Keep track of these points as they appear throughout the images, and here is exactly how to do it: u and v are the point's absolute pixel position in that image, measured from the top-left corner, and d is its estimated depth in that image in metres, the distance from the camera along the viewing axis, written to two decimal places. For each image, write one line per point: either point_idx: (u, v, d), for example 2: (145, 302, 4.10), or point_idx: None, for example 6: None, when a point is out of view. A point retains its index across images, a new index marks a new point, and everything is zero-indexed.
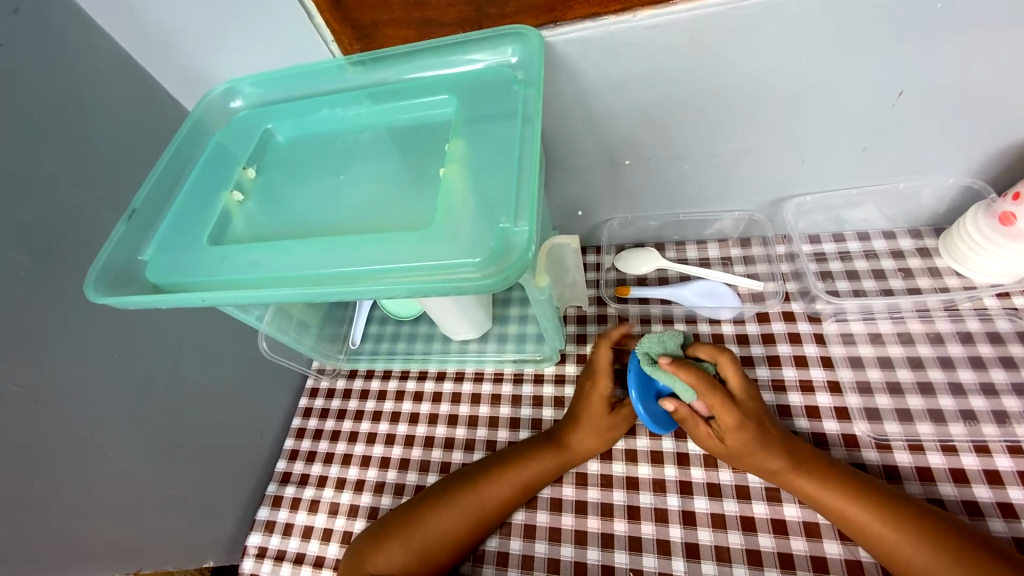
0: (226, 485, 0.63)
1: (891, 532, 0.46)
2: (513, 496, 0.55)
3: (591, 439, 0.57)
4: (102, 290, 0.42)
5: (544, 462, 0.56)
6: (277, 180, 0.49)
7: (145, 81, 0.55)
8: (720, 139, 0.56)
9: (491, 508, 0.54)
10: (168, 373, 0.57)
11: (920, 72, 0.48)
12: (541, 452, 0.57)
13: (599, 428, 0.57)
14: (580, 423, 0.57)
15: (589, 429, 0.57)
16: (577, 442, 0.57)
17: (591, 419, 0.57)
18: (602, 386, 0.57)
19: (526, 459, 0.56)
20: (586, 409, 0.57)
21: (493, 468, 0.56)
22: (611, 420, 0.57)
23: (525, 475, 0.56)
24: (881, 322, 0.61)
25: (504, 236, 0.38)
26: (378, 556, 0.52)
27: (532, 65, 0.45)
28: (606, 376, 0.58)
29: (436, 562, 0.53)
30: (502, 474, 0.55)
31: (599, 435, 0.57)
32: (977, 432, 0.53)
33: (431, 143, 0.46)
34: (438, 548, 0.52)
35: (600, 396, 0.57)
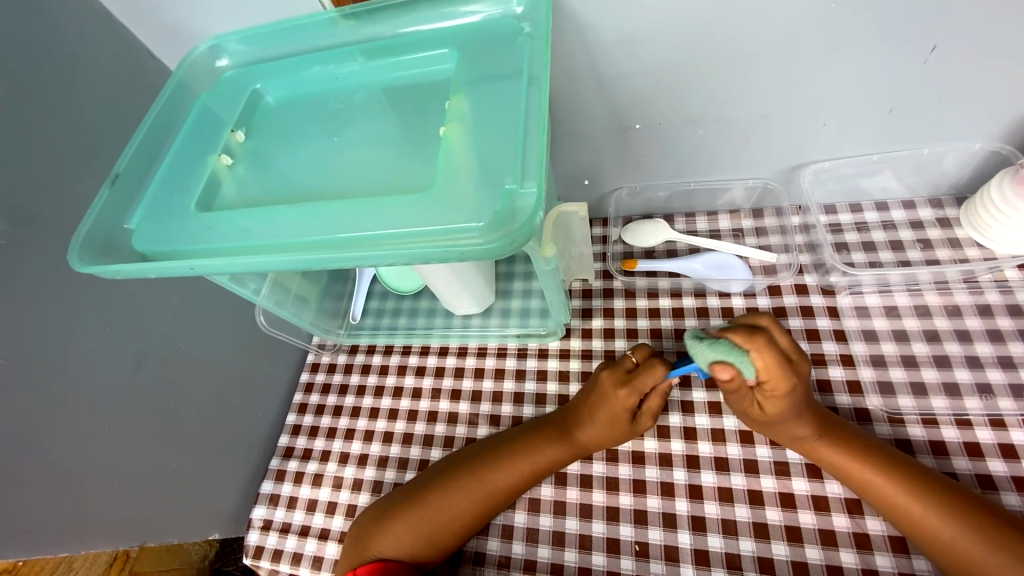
0: (229, 459, 0.63)
1: (908, 500, 0.46)
2: (515, 488, 0.54)
3: (604, 438, 0.55)
4: (86, 260, 0.40)
5: (551, 457, 0.55)
6: (268, 144, 0.46)
7: (124, 38, 0.52)
8: (737, 101, 0.53)
9: (492, 499, 0.53)
10: (163, 347, 0.56)
11: (957, 22, 0.44)
12: (550, 446, 0.55)
13: (614, 430, 0.55)
14: (596, 422, 0.54)
15: (603, 429, 0.54)
16: (587, 439, 0.55)
17: (608, 422, 0.54)
18: (628, 400, 0.53)
19: (535, 454, 0.55)
20: (604, 411, 0.54)
21: (498, 458, 0.55)
22: (629, 428, 0.55)
23: (527, 468, 0.54)
24: (897, 295, 0.59)
25: (509, 199, 0.35)
26: (388, 538, 0.52)
27: (539, 16, 0.42)
28: (637, 390, 0.53)
29: (445, 544, 0.52)
30: (509, 466, 0.54)
31: (610, 437, 0.55)
32: (992, 406, 0.52)
33: (430, 101, 0.43)
34: (449, 534, 0.52)
35: (623, 406, 0.53)
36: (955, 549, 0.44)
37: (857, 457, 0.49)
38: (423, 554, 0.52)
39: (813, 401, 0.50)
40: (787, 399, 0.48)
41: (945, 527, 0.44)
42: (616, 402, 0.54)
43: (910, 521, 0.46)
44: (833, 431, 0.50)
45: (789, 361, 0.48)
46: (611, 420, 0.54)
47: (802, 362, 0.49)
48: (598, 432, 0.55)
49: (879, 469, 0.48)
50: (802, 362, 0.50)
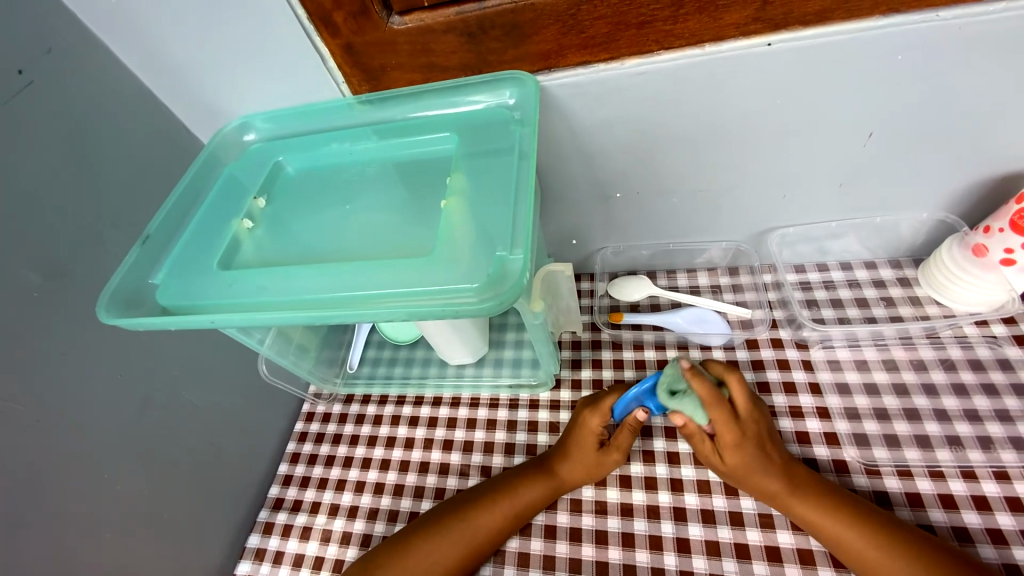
0: (218, 511, 0.63)
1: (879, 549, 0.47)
2: (500, 530, 0.55)
3: (581, 472, 0.57)
4: (113, 312, 0.44)
5: (533, 495, 0.56)
6: (286, 209, 0.51)
7: (162, 114, 0.58)
8: (705, 175, 0.59)
9: (478, 542, 0.54)
10: (167, 396, 0.58)
11: (887, 115, 0.51)
12: (532, 484, 0.57)
13: (587, 461, 0.57)
14: (573, 455, 0.57)
15: (581, 461, 0.57)
16: (567, 474, 0.57)
17: (579, 449, 0.57)
18: (594, 423, 0.57)
19: (518, 493, 0.56)
20: (579, 441, 0.57)
21: (485, 494, 0.57)
22: (601, 458, 0.57)
23: (514, 506, 0.56)
24: (866, 349, 0.63)
25: (500, 263, 0.40)
26: None
27: (528, 106, 0.48)
28: (603, 415, 0.57)
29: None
30: (495, 506, 0.55)
31: (588, 470, 0.57)
32: (963, 458, 0.54)
33: (433, 177, 0.49)
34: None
35: (592, 433, 0.57)
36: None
37: (830, 508, 0.50)
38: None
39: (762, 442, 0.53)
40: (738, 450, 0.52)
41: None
42: (585, 427, 0.57)
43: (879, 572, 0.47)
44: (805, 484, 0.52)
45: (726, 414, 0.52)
46: (585, 447, 0.57)
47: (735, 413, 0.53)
48: (575, 465, 0.57)
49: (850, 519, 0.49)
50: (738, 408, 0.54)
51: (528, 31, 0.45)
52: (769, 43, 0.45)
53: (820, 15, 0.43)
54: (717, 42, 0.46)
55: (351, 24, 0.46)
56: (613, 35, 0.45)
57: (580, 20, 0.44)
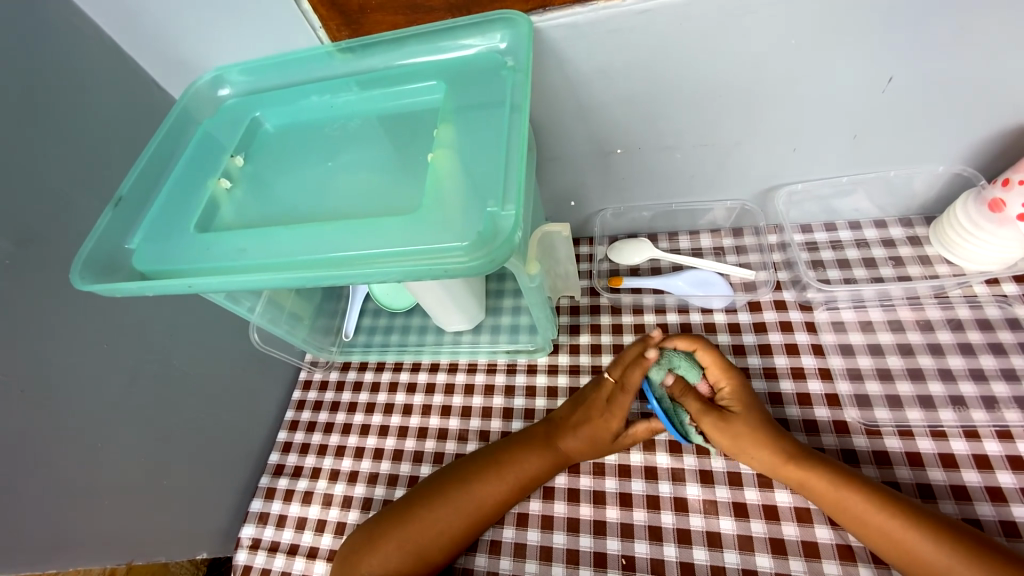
0: (219, 476, 0.63)
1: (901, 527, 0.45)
2: (502, 502, 0.55)
3: (588, 453, 0.57)
4: (88, 278, 0.42)
5: (536, 468, 0.56)
6: (267, 168, 0.48)
7: (131, 68, 0.55)
8: (709, 128, 0.56)
9: (481, 512, 0.54)
10: (158, 365, 0.57)
11: (908, 57, 0.47)
12: (536, 461, 0.56)
13: (600, 446, 0.56)
14: (581, 438, 0.56)
15: (587, 444, 0.56)
16: (573, 453, 0.57)
17: (593, 437, 0.56)
18: (614, 423, 0.55)
19: (522, 469, 0.56)
20: (590, 428, 0.56)
21: (487, 465, 0.56)
22: (613, 445, 0.57)
23: (518, 480, 0.55)
24: (872, 310, 0.62)
25: (492, 220, 0.37)
26: (375, 557, 0.52)
27: (521, 50, 0.45)
28: (623, 416, 0.56)
29: (433, 562, 0.53)
30: (498, 477, 0.55)
31: (596, 453, 0.57)
32: (966, 418, 0.53)
33: (420, 129, 0.46)
34: (438, 549, 0.53)
35: (609, 429, 0.56)
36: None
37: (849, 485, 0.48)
38: (412, 571, 0.52)
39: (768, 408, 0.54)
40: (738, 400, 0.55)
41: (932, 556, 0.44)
42: (603, 423, 0.56)
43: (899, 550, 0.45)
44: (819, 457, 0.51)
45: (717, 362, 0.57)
46: (596, 435, 0.56)
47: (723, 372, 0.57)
48: (583, 447, 0.56)
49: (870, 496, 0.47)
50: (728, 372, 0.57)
51: None
52: None
53: None
54: None
55: None
56: None
57: None
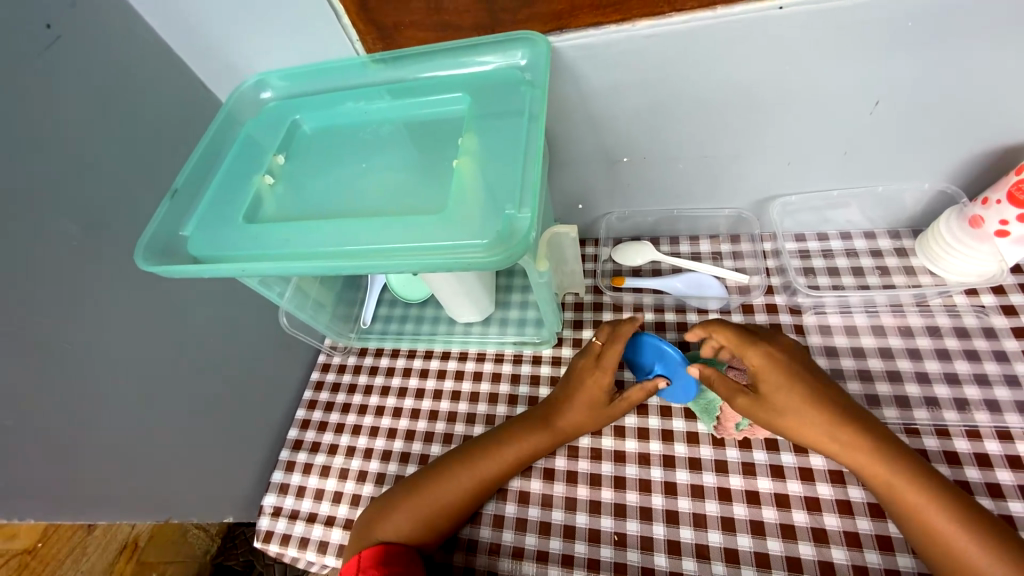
0: (244, 447, 0.69)
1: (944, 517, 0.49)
2: (505, 472, 0.60)
3: (586, 422, 0.61)
4: (149, 261, 0.47)
5: (537, 445, 0.61)
6: (305, 166, 0.53)
7: (181, 70, 0.60)
8: (709, 142, 0.61)
9: (484, 483, 0.59)
10: (195, 342, 0.63)
11: (893, 83, 0.52)
12: (536, 433, 0.61)
13: (595, 412, 0.61)
14: (576, 407, 0.61)
15: (586, 413, 0.61)
16: (571, 425, 0.61)
17: (588, 402, 0.60)
18: (604, 378, 0.60)
19: (524, 443, 0.61)
20: (586, 394, 0.61)
21: (492, 444, 0.61)
22: (607, 409, 0.61)
23: (518, 452, 0.60)
24: (857, 316, 0.66)
25: (509, 221, 0.42)
26: (389, 524, 0.57)
27: (539, 67, 0.49)
28: (612, 371, 0.60)
29: (441, 529, 0.58)
30: (501, 450, 0.60)
31: (593, 420, 0.61)
32: (938, 417, 0.58)
33: (445, 137, 0.51)
34: (445, 518, 0.58)
35: (600, 386, 0.60)
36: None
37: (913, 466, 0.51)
38: (422, 537, 0.57)
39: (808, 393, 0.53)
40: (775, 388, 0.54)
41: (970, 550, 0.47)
42: (594, 382, 0.61)
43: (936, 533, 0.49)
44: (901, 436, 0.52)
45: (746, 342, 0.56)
46: (590, 402, 0.61)
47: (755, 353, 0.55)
48: (581, 415, 0.61)
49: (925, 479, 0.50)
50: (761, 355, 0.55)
51: None
52: (780, 6, 0.45)
53: None
54: (728, 5, 0.46)
55: None
56: None
57: None
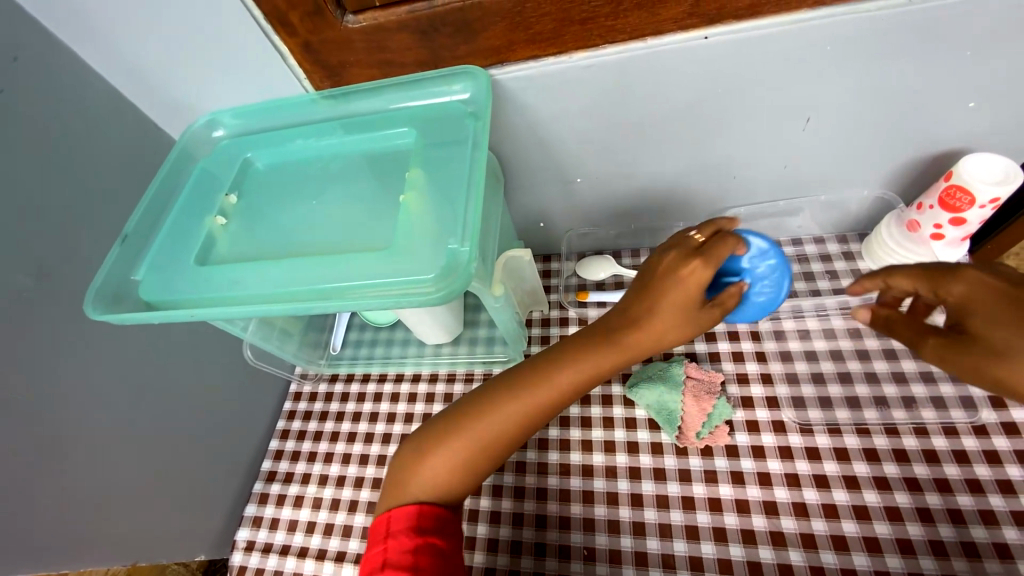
0: (215, 483, 0.68)
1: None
2: (564, 396, 0.52)
3: (667, 331, 0.52)
4: (99, 308, 0.47)
5: (602, 366, 0.52)
6: (258, 205, 0.54)
7: (133, 112, 0.60)
8: (656, 160, 0.63)
9: (539, 411, 0.52)
10: (158, 381, 0.63)
11: (822, 101, 0.54)
12: (605, 349, 0.52)
13: (682, 317, 0.51)
14: (659, 315, 0.51)
15: (666, 321, 0.51)
16: (649, 336, 0.52)
17: (673, 307, 0.50)
18: (699, 276, 0.49)
19: (585, 362, 0.52)
20: (670, 297, 0.50)
21: (532, 380, 0.52)
22: (700, 316, 0.51)
23: (585, 373, 0.52)
24: (809, 320, 0.67)
25: (452, 256, 0.43)
26: (429, 470, 0.52)
27: (481, 101, 0.51)
28: (714, 264, 0.49)
29: (484, 465, 0.53)
30: (563, 372, 0.52)
31: (672, 331, 0.52)
32: (887, 416, 0.60)
33: (395, 170, 0.52)
34: (489, 455, 0.52)
35: (694, 287, 0.50)
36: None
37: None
38: (466, 475, 0.52)
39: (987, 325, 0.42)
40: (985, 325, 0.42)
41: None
42: (676, 286, 0.50)
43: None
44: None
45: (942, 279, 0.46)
46: (676, 305, 0.50)
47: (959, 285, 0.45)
48: (661, 323, 0.51)
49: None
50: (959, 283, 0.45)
51: (478, 28, 0.47)
52: (706, 36, 0.47)
53: (751, 10, 0.46)
54: (657, 35, 0.48)
55: (307, 24, 0.47)
56: (559, 31, 0.47)
57: (527, 16, 0.46)
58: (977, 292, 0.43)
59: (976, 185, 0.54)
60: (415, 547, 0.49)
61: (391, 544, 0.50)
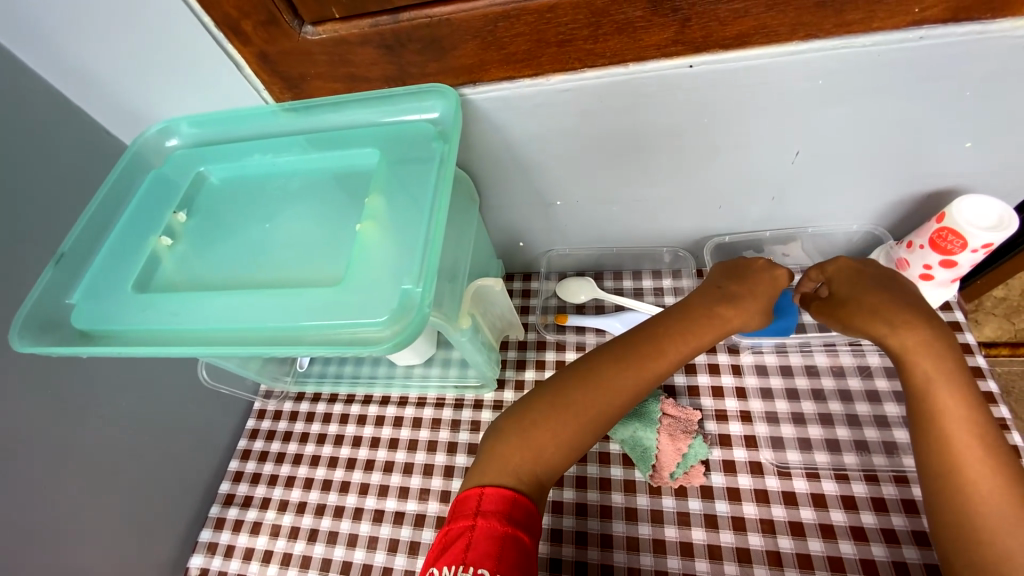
0: (166, 509, 0.65)
1: (949, 405, 0.46)
2: (662, 372, 0.53)
3: (744, 321, 0.54)
4: (26, 339, 0.44)
5: (690, 350, 0.54)
6: (209, 224, 0.50)
7: (80, 116, 0.56)
8: (639, 187, 0.60)
9: (640, 386, 0.52)
10: (104, 402, 0.59)
11: (812, 135, 0.51)
12: (696, 327, 0.53)
13: (765, 307, 0.54)
14: (744, 304, 0.54)
15: (753, 308, 0.54)
16: (731, 322, 0.54)
17: (763, 298, 0.54)
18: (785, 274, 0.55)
19: (686, 339, 0.53)
20: (758, 287, 0.54)
21: (636, 350, 0.53)
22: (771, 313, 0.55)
23: (679, 349, 0.53)
24: (791, 355, 0.65)
25: (406, 296, 0.40)
26: (528, 448, 0.49)
27: (449, 123, 0.47)
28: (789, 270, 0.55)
29: (581, 444, 0.51)
30: (661, 347, 0.53)
31: (753, 321, 0.55)
32: (867, 462, 0.58)
33: (356, 193, 0.48)
34: (588, 433, 0.51)
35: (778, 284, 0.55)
36: (994, 505, 0.43)
37: (911, 355, 0.48)
38: (560, 457, 0.50)
39: (871, 300, 0.50)
40: (866, 299, 0.51)
41: (994, 465, 0.44)
42: (771, 277, 0.54)
43: (943, 434, 0.46)
44: (913, 325, 0.48)
45: (853, 271, 0.53)
46: (763, 297, 0.54)
47: (853, 274, 0.53)
48: (743, 310, 0.54)
49: (934, 369, 0.47)
50: (847, 272, 0.53)
51: (447, 46, 0.44)
52: (691, 64, 0.44)
53: (739, 40, 0.43)
54: (639, 61, 0.45)
55: (261, 34, 0.44)
56: (534, 52, 0.44)
57: (500, 36, 0.43)
58: (845, 268, 0.54)
59: (969, 230, 0.52)
60: (504, 534, 0.45)
61: (481, 522, 0.46)
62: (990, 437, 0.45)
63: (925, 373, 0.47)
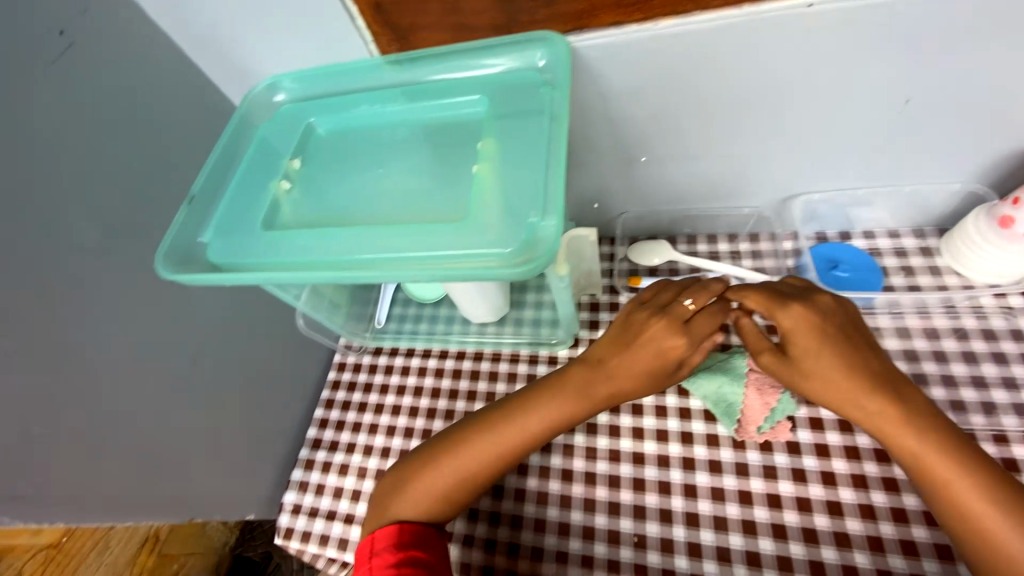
0: (263, 447, 0.70)
1: (931, 460, 0.47)
2: (564, 422, 0.55)
3: (622, 388, 0.55)
4: (169, 268, 0.47)
5: (561, 412, 0.55)
6: (322, 171, 0.52)
7: (191, 74, 0.60)
8: (732, 140, 0.59)
9: (552, 428, 0.55)
10: (212, 344, 0.64)
11: (926, 80, 0.50)
12: (584, 385, 0.55)
13: (644, 379, 0.55)
14: (615, 372, 0.55)
15: (624, 380, 0.55)
16: (600, 391, 0.55)
17: (641, 369, 0.54)
18: (674, 341, 0.53)
19: (578, 393, 0.55)
20: (649, 350, 0.54)
21: (561, 390, 0.55)
22: (657, 377, 0.55)
23: (572, 403, 0.55)
24: (880, 316, 0.65)
25: (533, 230, 0.41)
26: (430, 483, 0.54)
27: (559, 69, 0.48)
28: (682, 333, 0.54)
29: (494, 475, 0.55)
30: (546, 397, 0.55)
31: (627, 387, 0.55)
32: (963, 422, 0.57)
33: (465, 139, 0.50)
34: (499, 468, 0.55)
35: (659, 356, 0.54)
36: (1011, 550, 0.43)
37: (887, 436, 0.49)
38: (472, 488, 0.55)
39: (840, 365, 0.51)
40: (819, 360, 0.52)
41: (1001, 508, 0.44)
42: (647, 350, 0.54)
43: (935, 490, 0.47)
44: (876, 393, 0.50)
45: (811, 324, 0.52)
46: (644, 369, 0.54)
47: (804, 327, 0.52)
48: (612, 376, 0.55)
49: (920, 444, 0.48)
50: (789, 320, 0.52)
51: None
52: (811, 3, 0.44)
53: None
54: (756, 2, 0.44)
55: None
56: None
57: None
58: (798, 324, 0.52)
59: None
60: (398, 562, 0.51)
61: (375, 562, 0.52)
62: (994, 495, 0.45)
63: (909, 449, 0.48)
